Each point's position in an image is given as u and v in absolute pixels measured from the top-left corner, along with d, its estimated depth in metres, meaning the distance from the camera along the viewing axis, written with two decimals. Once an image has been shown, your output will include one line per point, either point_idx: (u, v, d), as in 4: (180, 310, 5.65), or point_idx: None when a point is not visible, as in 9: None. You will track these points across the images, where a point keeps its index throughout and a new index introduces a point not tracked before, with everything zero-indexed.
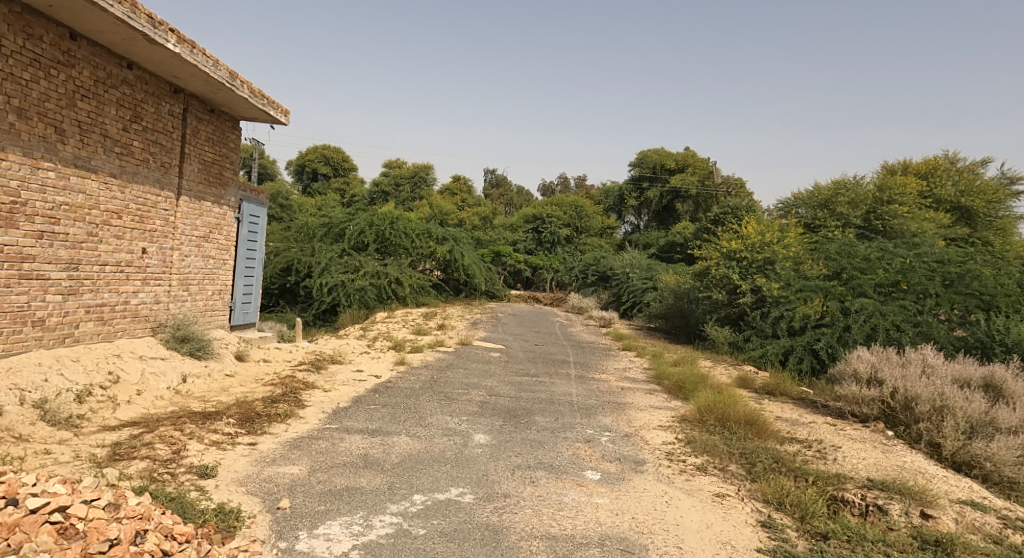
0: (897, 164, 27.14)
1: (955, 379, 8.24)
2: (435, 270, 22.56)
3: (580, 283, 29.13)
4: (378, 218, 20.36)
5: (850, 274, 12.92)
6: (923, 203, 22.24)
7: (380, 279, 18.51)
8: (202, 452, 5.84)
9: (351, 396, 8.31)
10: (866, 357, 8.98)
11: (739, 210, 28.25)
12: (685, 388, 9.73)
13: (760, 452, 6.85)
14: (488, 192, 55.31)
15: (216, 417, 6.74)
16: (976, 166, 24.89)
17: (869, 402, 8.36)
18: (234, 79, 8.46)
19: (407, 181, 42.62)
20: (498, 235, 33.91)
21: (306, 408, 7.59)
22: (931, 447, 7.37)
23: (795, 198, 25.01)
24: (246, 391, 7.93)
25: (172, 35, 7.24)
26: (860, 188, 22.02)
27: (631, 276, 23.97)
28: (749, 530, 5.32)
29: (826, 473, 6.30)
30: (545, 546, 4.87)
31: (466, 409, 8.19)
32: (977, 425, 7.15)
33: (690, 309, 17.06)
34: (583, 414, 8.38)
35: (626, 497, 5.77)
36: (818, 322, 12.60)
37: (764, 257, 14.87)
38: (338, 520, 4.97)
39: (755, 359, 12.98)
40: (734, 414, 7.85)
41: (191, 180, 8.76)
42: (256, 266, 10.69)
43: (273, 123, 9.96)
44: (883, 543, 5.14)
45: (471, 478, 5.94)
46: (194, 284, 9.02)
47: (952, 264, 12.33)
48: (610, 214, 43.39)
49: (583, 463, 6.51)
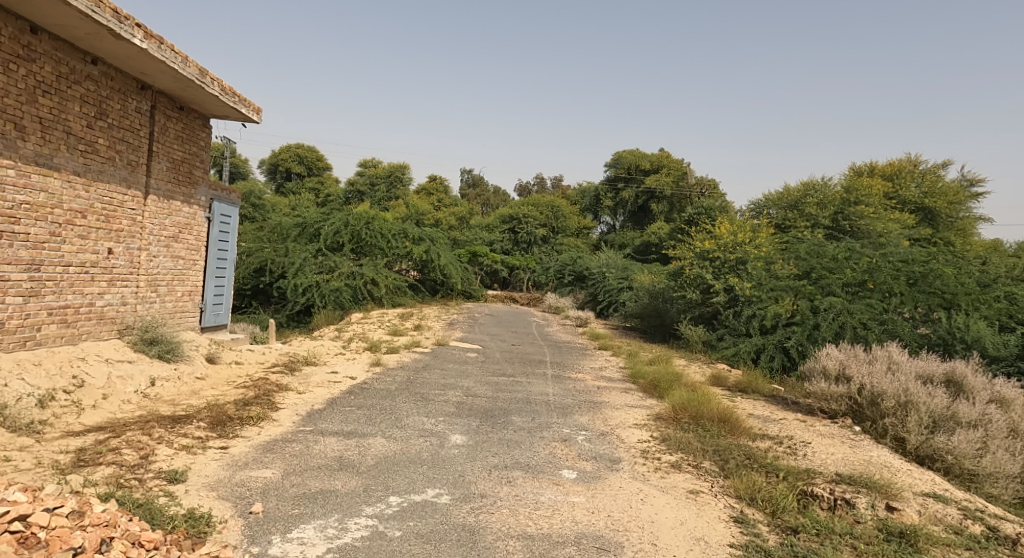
0: (864, 166, 27.70)
1: (919, 375, 8.45)
2: (412, 270, 22.51)
3: (557, 283, 29.27)
4: (353, 217, 20.26)
5: (819, 274, 13.27)
6: (888, 204, 22.81)
7: (356, 280, 18.41)
8: (171, 457, 5.76)
9: (326, 398, 8.25)
10: (835, 355, 9.20)
11: (713, 210, 28.44)
12: (659, 387, 9.83)
13: (733, 449, 6.97)
14: (465, 193, 55.29)
15: (187, 421, 6.65)
16: (939, 168, 25.57)
17: (838, 398, 8.53)
18: (204, 75, 8.34)
19: (383, 181, 42.45)
20: (475, 234, 33.88)
21: (279, 410, 7.51)
22: (896, 442, 7.54)
23: (765, 199, 25.43)
24: (218, 394, 7.82)
25: (138, 30, 7.11)
26: (828, 191, 22.45)
27: (608, 276, 24.11)
28: (722, 525, 5.40)
29: (796, 468, 6.43)
30: (522, 545, 4.89)
31: (443, 409, 8.18)
32: (940, 419, 7.32)
33: (664, 308, 17.23)
34: (560, 414, 8.43)
35: (602, 495, 5.82)
36: (788, 321, 12.84)
37: (737, 257, 14.95)
38: (311, 524, 4.94)
39: (728, 357, 13.15)
40: (708, 412, 7.98)
41: (159, 178, 8.62)
42: (227, 267, 10.53)
43: (245, 122, 9.84)
44: (851, 535, 5.25)
45: (448, 478, 5.94)
46: (163, 285, 8.87)
47: (915, 263, 12.67)
48: (587, 214, 43.69)
49: (560, 462, 6.54)
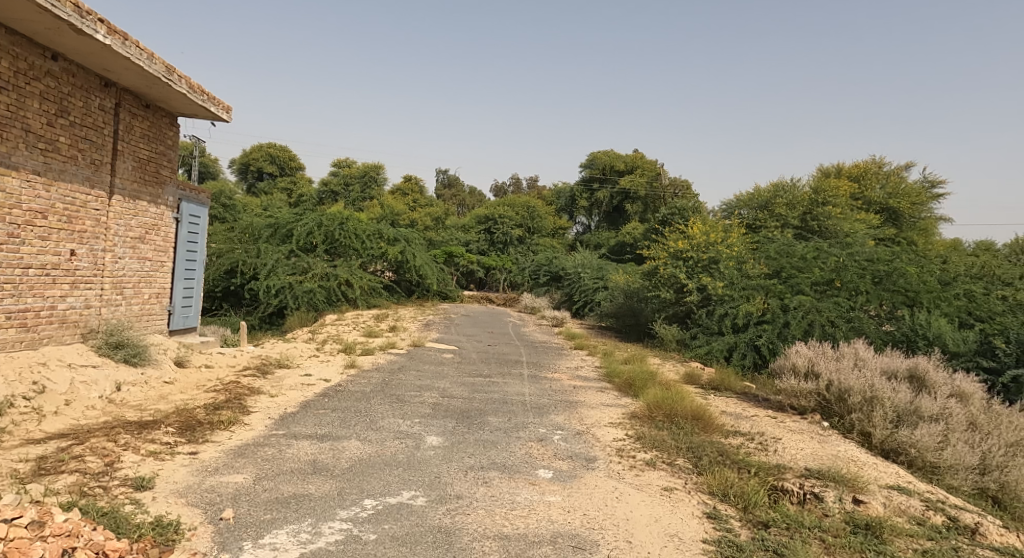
0: (832, 167, 28.25)
1: (884, 371, 8.64)
2: (387, 271, 22.37)
3: (533, 284, 29.33)
4: (327, 218, 20.10)
5: (789, 273, 13.60)
6: (855, 204, 23.28)
7: (330, 281, 18.25)
8: (138, 464, 5.65)
9: (299, 401, 8.15)
10: (804, 352, 9.37)
11: (686, 211, 28.74)
12: (635, 386, 9.92)
13: (706, 446, 7.05)
14: (441, 193, 55.16)
15: (154, 426, 6.53)
16: (902, 170, 26.20)
17: (807, 395, 8.69)
18: (170, 73, 8.20)
19: (358, 181, 42.12)
20: (451, 234, 33.78)
21: (251, 414, 7.41)
22: (862, 436, 7.69)
23: (736, 199, 25.77)
24: (187, 398, 7.68)
25: (101, 25, 6.97)
26: (797, 191, 22.84)
27: (583, 276, 24.21)
28: (695, 521, 5.46)
29: (767, 464, 6.53)
30: (498, 546, 4.89)
31: (418, 411, 8.14)
32: (904, 414, 7.48)
33: (639, 308, 17.35)
34: (536, 413, 8.46)
35: (577, 494, 5.84)
36: (760, 319, 13.04)
37: (709, 257, 14.87)
38: (284, 529, 4.88)
39: (701, 356, 13.23)
40: (682, 410, 8.07)
41: (124, 178, 8.45)
42: (197, 269, 10.35)
43: (214, 120, 9.70)
44: (819, 529, 5.34)
45: (423, 480, 5.91)
46: (129, 287, 8.70)
47: (880, 263, 13.04)
48: (562, 214, 43.84)
49: (535, 462, 6.55)
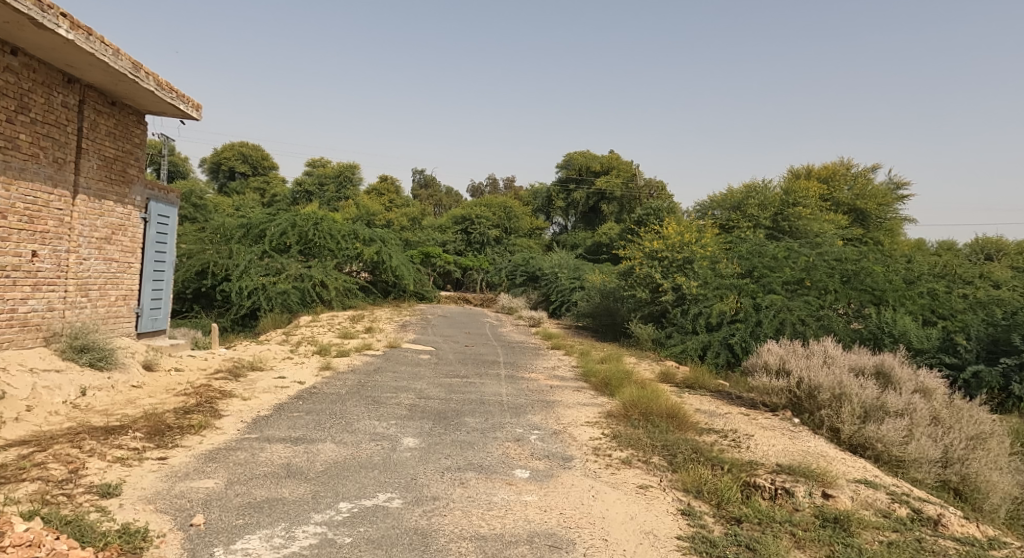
0: (802, 169, 28.76)
1: (852, 368, 8.80)
2: (362, 271, 22.21)
3: (510, 284, 29.36)
4: (301, 218, 19.89)
5: (760, 273, 13.79)
6: (824, 205, 23.71)
7: (304, 282, 18.07)
8: (104, 470, 5.53)
9: (272, 404, 8.05)
10: (775, 350, 9.51)
11: (661, 211, 29.02)
12: (612, 385, 9.97)
13: (680, 443, 7.12)
14: (417, 193, 54.96)
15: (121, 432, 6.40)
16: (869, 172, 26.76)
17: (778, 392, 8.82)
18: (137, 69, 8.06)
19: (333, 180, 41.81)
20: (427, 234, 33.66)
21: (223, 418, 7.30)
22: (831, 432, 7.83)
23: (710, 200, 26.09)
24: (156, 402, 7.54)
25: (63, 20, 6.81)
26: (768, 192, 23.20)
27: (560, 276, 24.29)
28: (670, 518, 5.51)
29: (740, 461, 6.61)
30: (474, 546, 4.88)
31: (394, 412, 8.09)
32: (870, 409, 7.63)
33: (615, 307, 17.44)
34: (513, 413, 8.45)
35: (554, 493, 5.85)
36: (733, 318, 13.20)
37: (684, 257, 15.01)
38: (257, 534, 4.81)
39: (676, 354, 13.31)
40: (657, 408, 8.13)
41: (89, 177, 8.28)
42: (166, 270, 10.17)
43: (184, 118, 9.54)
44: (790, 523, 5.42)
45: (400, 482, 5.88)
46: (94, 289, 8.51)
47: (848, 262, 13.30)
48: (539, 215, 43.93)
49: (512, 462, 6.55)
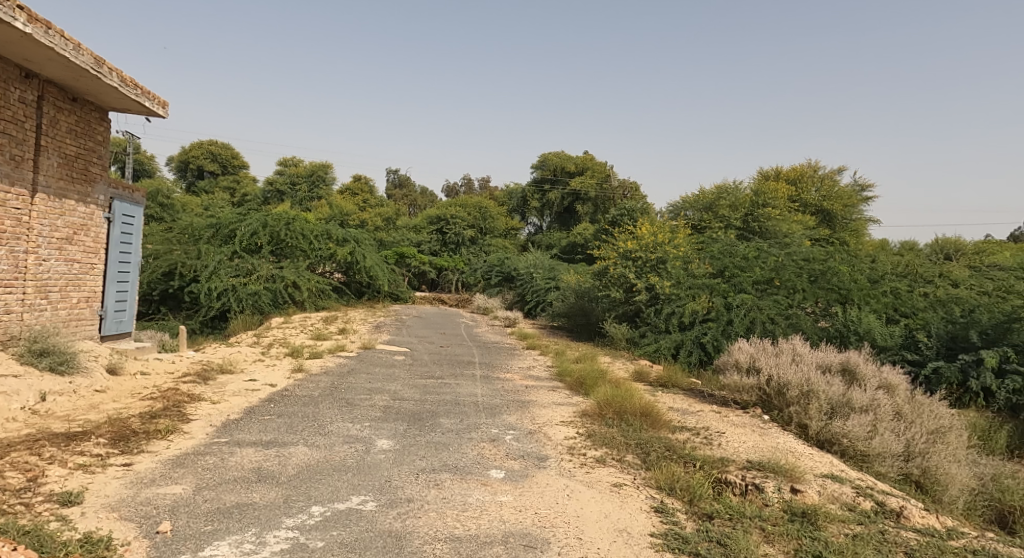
0: (771, 170, 29.24)
1: (819, 366, 8.95)
2: (336, 272, 22.00)
3: (485, 284, 29.33)
4: (272, 218, 19.62)
5: (732, 272, 13.98)
6: (792, 206, 24.14)
7: (276, 283, 17.84)
8: (65, 478, 5.39)
9: (243, 407, 7.92)
10: (746, 348, 9.63)
11: (635, 212, 29.28)
12: (586, 384, 10.00)
13: (654, 442, 7.18)
14: (392, 193, 54.62)
15: (84, 438, 6.25)
16: (835, 174, 27.32)
17: (749, 389, 8.93)
18: (99, 65, 7.87)
19: (305, 180, 41.39)
20: (402, 235, 33.44)
21: (191, 422, 7.16)
22: (800, 428, 7.96)
23: (682, 201, 26.38)
24: (121, 407, 7.37)
25: (21, 13, 6.61)
26: (738, 194, 23.55)
27: (535, 276, 24.34)
28: (643, 515, 5.54)
29: (712, 458, 6.68)
30: (449, 548, 4.86)
31: (368, 414, 8.02)
32: (837, 406, 7.77)
33: (590, 307, 17.52)
34: (488, 414, 8.43)
35: (529, 493, 5.85)
36: (705, 317, 13.36)
37: (657, 257, 15.11)
38: (226, 540, 4.72)
39: (649, 353, 13.39)
40: (631, 406, 8.19)
41: (49, 175, 8.07)
42: (131, 271, 9.95)
43: (150, 116, 9.35)
44: (759, 518, 5.49)
45: (374, 485, 5.82)
46: (54, 291, 8.30)
47: (816, 262, 13.55)
48: (514, 215, 43.92)
49: (487, 463, 6.54)
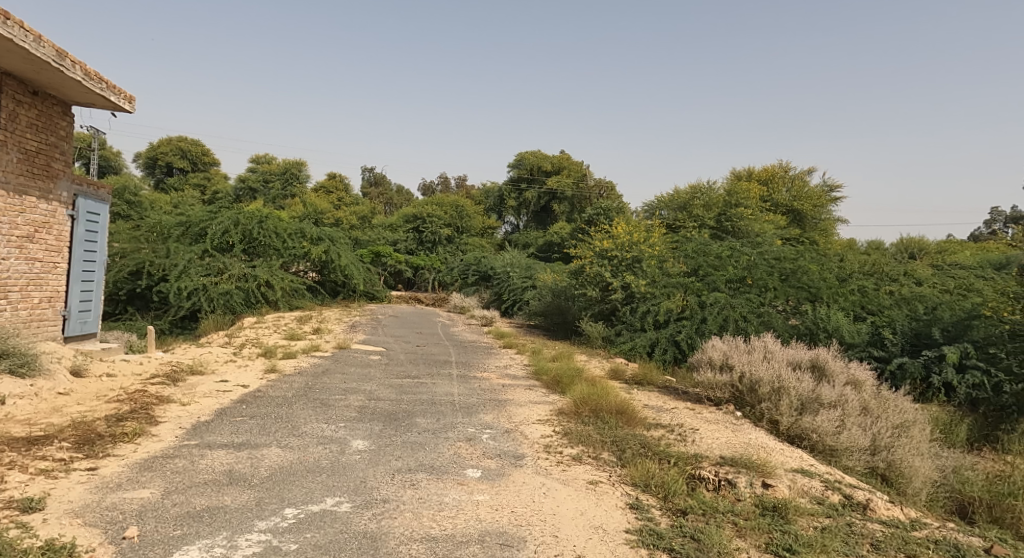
0: (743, 170, 29.58)
1: (789, 362, 9.07)
2: (310, 271, 21.74)
3: (462, 284, 29.23)
4: (244, 216, 19.31)
5: (705, 271, 14.11)
6: (764, 206, 24.46)
7: (248, 282, 17.56)
8: (26, 484, 5.23)
9: (214, 409, 7.77)
10: (719, 346, 9.71)
11: (610, 211, 29.42)
12: (562, 383, 10.00)
13: (629, 439, 7.20)
14: (367, 191, 54.16)
15: (47, 442, 6.08)
16: (806, 174, 27.75)
17: (722, 387, 9.02)
18: (61, 57, 7.65)
19: (278, 177, 40.91)
20: (377, 234, 32.96)
21: (159, 425, 7.01)
22: (771, 424, 8.05)
23: (657, 200, 26.56)
24: (86, 410, 7.18)
25: None
26: (712, 194, 23.80)
27: (512, 275, 24.32)
28: (619, 512, 5.55)
29: (686, 454, 6.72)
30: (425, 548, 4.81)
31: (344, 415, 7.92)
32: (807, 402, 7.88)
33: (567, 306, 17.54)
34: (464, 413, 8.38)
35: (505, 492, 5.83)
36: (679, 315, 13.46)
37: (633, 256, 15.16)
38: (196, 544, 4.62)
39: (625, 352, 13.44)
40: (606, 404, 8.21)
41: (8, 171, 7.84)
42: (97, 270, 9.70)
43: (116, 110, 9.12)
44: (732, 513, 5.54)
45: (349, 486, 5.75)
46: (14, 292, 8.07)
47: (786, 261, 13.74)
48: (491, 214, 43.83)
49: (464, 462, 6.50)
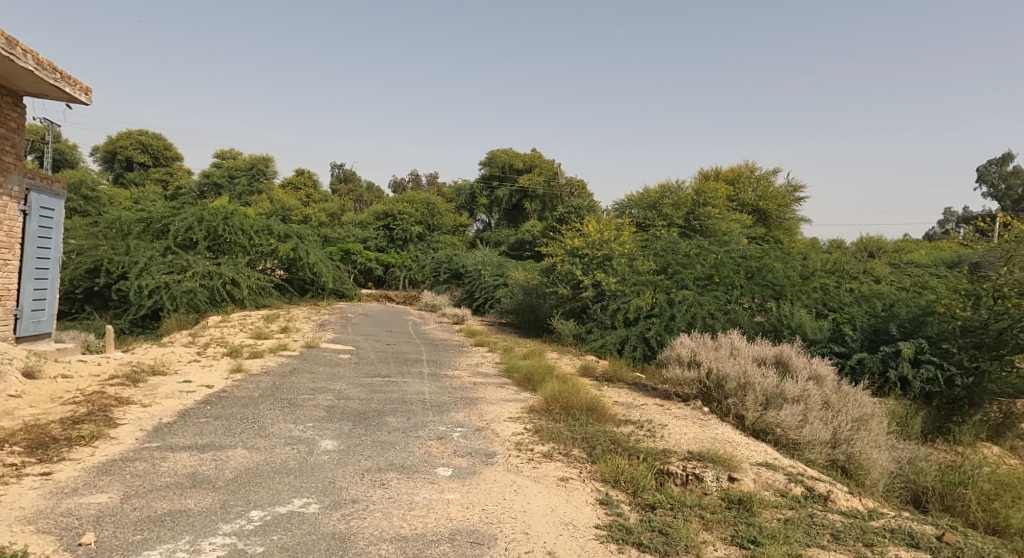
0: (711, 170, 29.95)
1: (755, 359, 9.18)
2: (278, 269, 21.37)
3: (433, 282, 29.05)
4: (209, 212, 18.88)
5: (674, 269, 14.24)
6: (730, 205, 24.79)
7: (213, 280, 17.19)
8: None
9: (177, 410, 7.56)
10: (687, 343, 9.78)
11: (581, 210, 29.52)
12: (534, 380, 9.99)
13: (599, 435, 7.21)
14: (336, 188, 53.45)
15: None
16: (771, 175, 28.22)
17: (689, 382, 9.09)
18: (12, 46, 7.36)
19: (243, 173, 40.19)
20: (347, 232, 32.47)
21: (119, 427, 6.80)
22: (737, 419, 8.15)
23: (627, 199, 26.73)
24: (40, 413, 6.93)
25: None
26: (681, 193, 24.04)
27: (483, 273, 24.24)
28: (588, 508, 5.55)
29: (655, 449, 6.76)
30: (394, 548, 4.74)
31: (312, 415, 7.78)
32: (771, 396, 7.99)
33: (538, 303, 17.54)
34: (435, 412, 8.30)
35: (476, 490, 5.78)
36: (649, 313, 13.56)
37: (603, 254, 15.17)
38: (157, 549, 4.49)
39: (595, 349, 13.48)
40: (577, 402, 8.21)
41: None
42: (51, 267, 9.37)
43: (71, 102, 8.82)
44: (699, 506, 5.58)
45: (317, 486, 5.64)
46: None
47: (752, 259, 13.94)
48: (462, 212, 43.62)
49: (434, 461, 6.43)
